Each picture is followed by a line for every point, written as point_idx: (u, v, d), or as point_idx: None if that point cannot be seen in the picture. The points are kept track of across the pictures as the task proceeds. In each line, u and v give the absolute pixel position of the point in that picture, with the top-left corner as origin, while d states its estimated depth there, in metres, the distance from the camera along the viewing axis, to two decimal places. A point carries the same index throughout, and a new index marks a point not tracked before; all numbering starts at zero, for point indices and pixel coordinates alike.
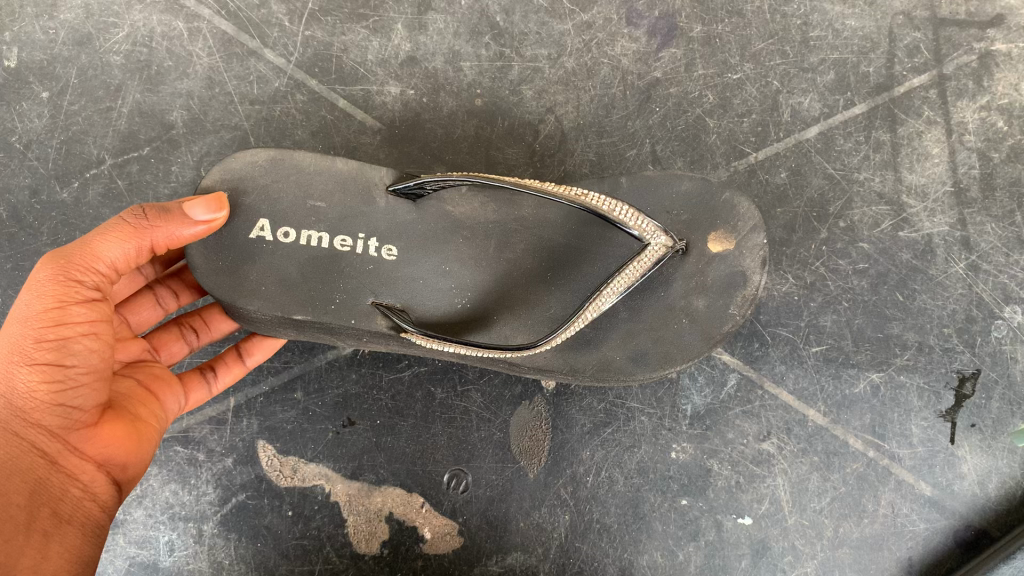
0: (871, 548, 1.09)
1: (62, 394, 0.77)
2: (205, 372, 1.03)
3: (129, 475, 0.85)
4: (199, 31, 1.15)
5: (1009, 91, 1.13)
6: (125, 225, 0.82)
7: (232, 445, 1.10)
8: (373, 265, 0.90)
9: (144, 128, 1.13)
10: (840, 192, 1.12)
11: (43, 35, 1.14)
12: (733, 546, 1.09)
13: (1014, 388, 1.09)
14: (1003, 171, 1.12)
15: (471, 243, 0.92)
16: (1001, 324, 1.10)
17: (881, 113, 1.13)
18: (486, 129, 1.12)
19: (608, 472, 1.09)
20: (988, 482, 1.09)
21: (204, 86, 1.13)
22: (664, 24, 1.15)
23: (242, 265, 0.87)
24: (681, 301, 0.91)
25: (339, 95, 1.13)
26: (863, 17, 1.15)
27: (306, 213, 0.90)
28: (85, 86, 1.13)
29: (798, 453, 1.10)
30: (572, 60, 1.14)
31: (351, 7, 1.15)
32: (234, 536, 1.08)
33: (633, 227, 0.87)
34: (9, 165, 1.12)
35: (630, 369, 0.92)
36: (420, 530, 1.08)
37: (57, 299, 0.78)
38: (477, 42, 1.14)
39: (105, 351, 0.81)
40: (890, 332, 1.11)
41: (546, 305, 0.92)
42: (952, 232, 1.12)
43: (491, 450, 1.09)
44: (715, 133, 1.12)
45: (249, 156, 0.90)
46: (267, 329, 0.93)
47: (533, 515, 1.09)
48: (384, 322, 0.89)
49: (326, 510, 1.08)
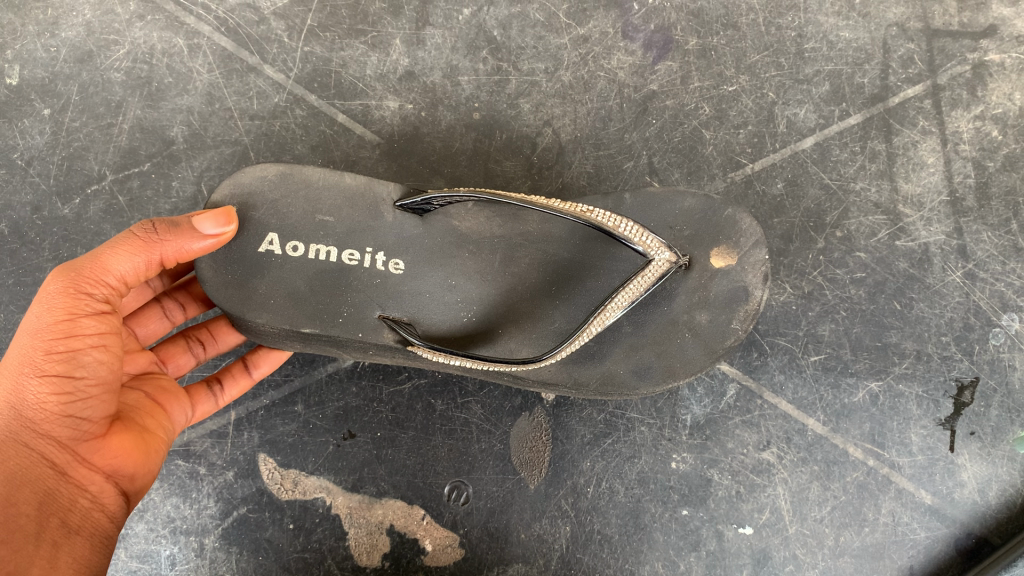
0: (872, 557, 1.09)
1: (71, 405, 0.78)
2: (211, 386, 1.03)
3: (137, 486, 0.85)
4: (199, 47, 1.16)
5: (1003, 100, 1.14)
6: (136, 239, 0.83)
7: (233, 458, 1.10)
8: (380, 279, 0.91)
9: (144, 144, 1.13)
10: (836, 202, 1.13)
11: (44, 53, 1.15)
12: (734, 556, 1.09)
13: (1013, 396, 1.10)
14: (999, 180, 1.13)
15: (477, 258, 0.93)
16: (998, 332, 1.11)
17: (876, 123, 1.14)
18: (484, 142, 1.13)
19: (608, 483, 1.10)
20: (988, 490, 1.09)
21: (204, 102, 1.14)
22: (660, 38, 1.16)
23: (251, 278, 0.88)
24: (684, 316, 0.92)
25: (338, 109, 1.14)
26: (857, 28, 1.16)
27: (315, 227, 0.90)
28: (86, 102, 1.14)
29: (799, 462, 1.10)
30: (568, 74, 1.15)
31: (349, 23, 1.16)
32: (236, 550, 1.08)
33: (638, 242, 0.87)
34: (10, 182, 1.13)
35: (634, 383, 0.92)
36: (421, 543, 1.08)
37: (68, 312, 0.79)
38: (475, 57, 1.15)
39: (114, 363, 0.82)
40: (889, 341, 1.11)
41: (550, 318, 0.92)
42: (949, 241, 1.12)
43: (492, 461, 1.09)
44: (712, 145, 1.13)
45: (257, 171, 0.91)
46: (274, 342, 0.93)
47: (534, 527, 1.09)
48: (391, 335, 0.90)
49: (327, 523, 1.08)
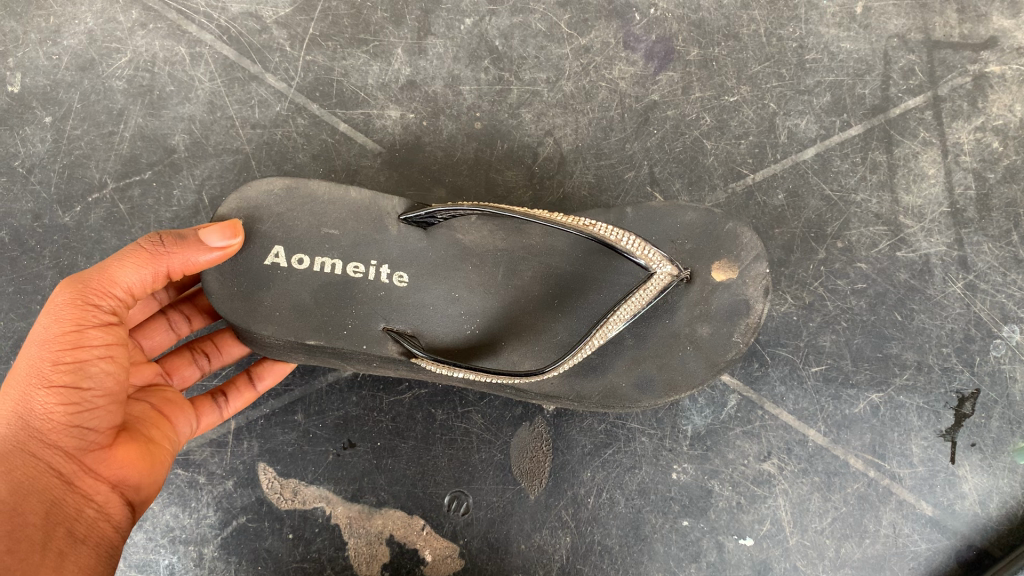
0: (872, 569, 1.09)
1: (78, 416, 0.78)
2: (216, 397, 1.03)
3: (142, 496, 0.85)
4: (201, 56, 1.16)
5: (1004, 112, 1.14)
6: (142, 251, 0.83)
7: (233, 468, 1.10)
8: (385, 291, 0.91)
9: (146, 153, 1.13)
10: (837, 213, 1.13)
11: (46, 61, 1.15)
12: (735, 568, 1.09)
13: (1014, 408, 1.10)
14: (999, 192, 1.13)
15: (480, 271, 0.92)
16: (999, 343, 1.11)
17: (877, 134, 1.14)
18: (485, 152, 1.13)
19: (609, 494, 1.09)
20: (989, 502, 1.09)
21: (206, 111, 1.14)
22: (661, 48, 1.16)
23: (256, 291, 0.88)
24: (686, 329, 0.91)
25: (339, 118, 1.14)
26: (858, 40, 1.17)
27: (320, 241, 0.90)
28: (88, 110, 1.14)
29: (799, 473, 1.10)
30: (570, 83, 1.15)
31: (351, 32, 1.16)
32: (235, 560, 1.08)
33: (640, 256, 0.88)
34: (11, 189, 1.13)
35: (635, 397, 0.92)
36: (421, 553, 1.08)
37: (75, 323, 0.79)
38: (477, 67, 1.15)
39: (120, 374, 0.82)
40: (890, 352, 1.11)
41: (552, 331, 0.92)
42: (950, 252, 1.12)
43: (492, 471, 1.09)
44: (714, 155, 1.13)
45: (265, 185, 0.91)
46: (278, 354, 0.93)
47: (534, 537, 1.08)
48: (395, 347, 0.89)
49: (327, 533, 1.08)
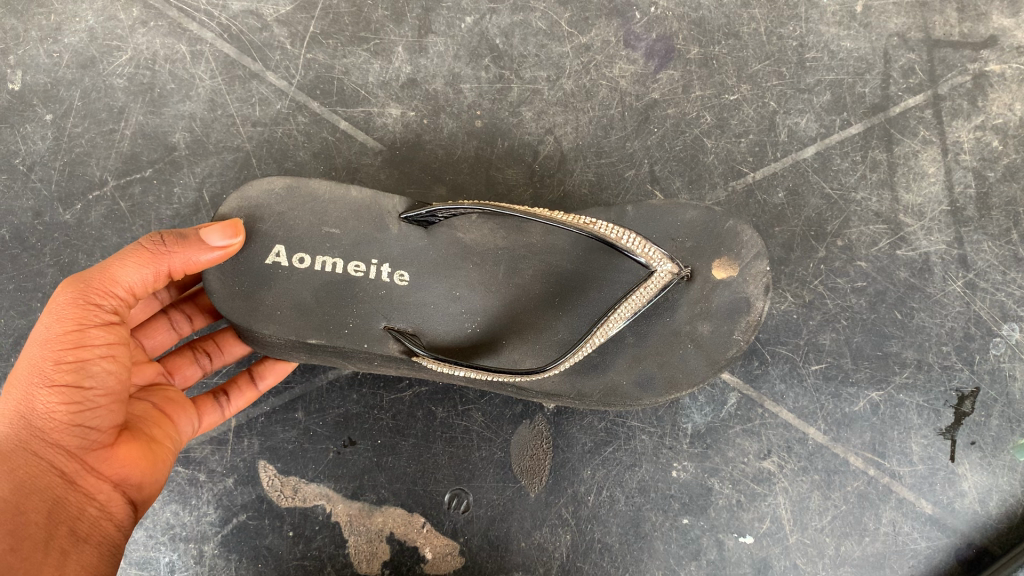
0: (872, 567, 1.09)
1: (79, 415, 0.78)
2: (218, 397, 1.03)
3: (143, 495, 0.85)
4: (201, 54, 1.16)
5: (1003, 110, 1.14)
6: (143, 250, 0.83)
7: (233, 466, 1.10)
8: (386, 290, 0.91)
9: (146, 150, 1.13)
10: (837, 211, 1.13)
11: (46, 58, 1.15)
12: (734, 565, 1.09)
13: (1014, 406, 1.10)
14: (999, 190, 1.13)
15: (481, 270, 0.92)
16: (999, 341, 1.11)
17: (877, 133, 1.15)
18: (486, 150, 1.13)
19: (609, 491, 1.09)
20: (988, 500, 1.09)
21: (207, 108, 1.14)
22: (662, 46, 1.16)
23: (258, 290, 0.88)
24: (687, 327, 0.92)
25: (339, 116, 1.14)
26: (858, 38, 1.17)
27: (320, 240, 0.90)
28: (88, 108, 1.14)
29: (799, 471, 1.10)
30: (571, 82, 1.15)
31: (352, 31, 1.16)
32: (235, 557, 1.08)
33: (640, 254, 0.88)
34: (12, 187, 1.13)
35: (636, 395, 0.92)
36: (422, 551, 1.08)
37: (76, 322, 0.79)
38: (477, 65, 1.15)
39: (122, 373, 0.82)
40: (889, 350, 1.11)
41: (553, 329, 0.92)
42: (949, 250, 1.13)
43: (492, 469, 1.09)
44: (714, 154, 1.14)
45: (266, 184, 0.91)
46: (280, 353, 0.93)
47: (534, 535, 1.09)
48: (396, 346, 0.89)
49: (327, 530, 1.08)
